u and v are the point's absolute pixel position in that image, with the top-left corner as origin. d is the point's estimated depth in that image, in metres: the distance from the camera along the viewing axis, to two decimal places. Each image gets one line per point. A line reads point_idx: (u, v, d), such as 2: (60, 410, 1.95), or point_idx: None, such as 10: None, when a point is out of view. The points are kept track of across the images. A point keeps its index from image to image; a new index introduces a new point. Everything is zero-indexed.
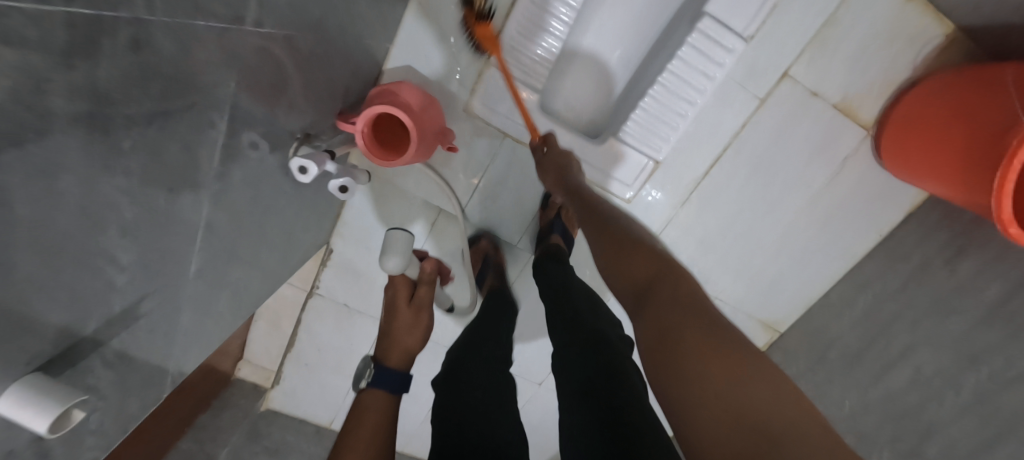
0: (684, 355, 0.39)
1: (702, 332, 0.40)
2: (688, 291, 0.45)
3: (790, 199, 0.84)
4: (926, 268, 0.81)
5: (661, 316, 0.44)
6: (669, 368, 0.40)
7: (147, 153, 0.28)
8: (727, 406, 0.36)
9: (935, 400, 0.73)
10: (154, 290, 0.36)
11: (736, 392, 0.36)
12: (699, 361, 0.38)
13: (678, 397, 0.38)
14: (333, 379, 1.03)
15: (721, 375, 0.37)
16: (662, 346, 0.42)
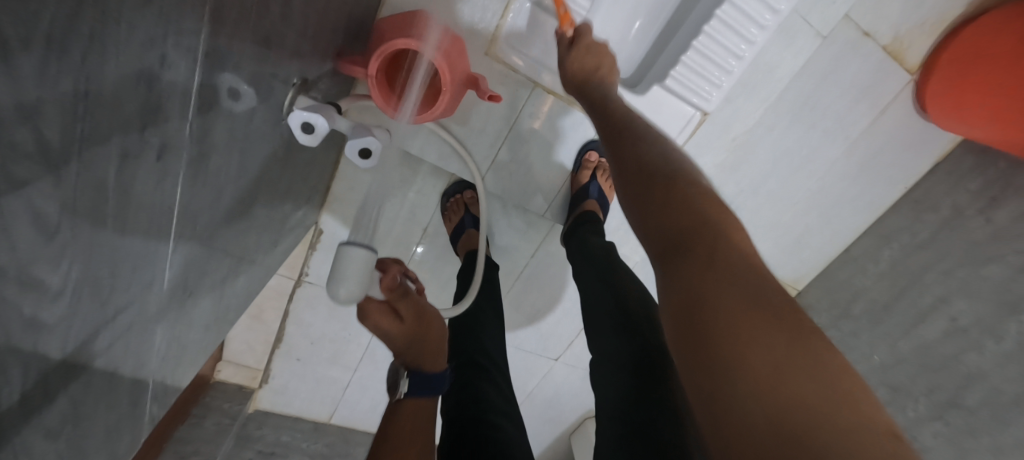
0: (727, 347, 0.29)
1: (750, 316, 0.29)
2: (734, 252, 0.33)
3: (828, 149, 0.78)
4: (958, 217, 0.78)
5: (697, 286, 0.32)
6: (705, 362, 0.29)
7: (75, 91, 0.15)
8: (784, 424, 0.25)
9: (973, 349, 0.71)
10: (114, 316, 0.23)
11: (798, 403, 0.26)
12: (749, 357, 0.28)
13: (716, 403, 0.28)
14: (329, 372, 0.92)
15: (763, 375, 0.27)
16: (695, 330, 0.31)
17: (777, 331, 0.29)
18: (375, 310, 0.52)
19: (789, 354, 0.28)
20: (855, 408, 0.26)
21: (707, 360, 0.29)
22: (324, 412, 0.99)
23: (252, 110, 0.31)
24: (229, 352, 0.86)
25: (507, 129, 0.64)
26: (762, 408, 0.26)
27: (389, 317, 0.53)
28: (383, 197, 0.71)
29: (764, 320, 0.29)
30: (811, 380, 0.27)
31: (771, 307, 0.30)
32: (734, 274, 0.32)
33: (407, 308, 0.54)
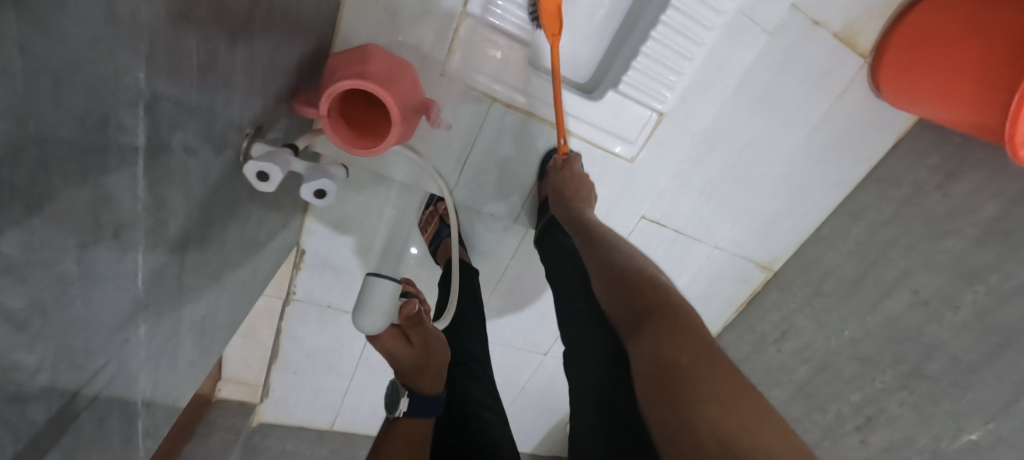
0: (683, 385, 0.38)
1: (697, 364, 0.39)
2: (689, 323, 0.43)
3: (790, 136, 0.81)
4: (919, 193, 0.81)
5: (663, 345, 0.41)
6: (667, 396, 0.38)
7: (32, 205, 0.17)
8: (723, 441, 0.34)
9: (934, 321, 0.74)
10: (98, 372, 0.26)
11: (732, 427, 0.34)
12: (700, 391, 0.37)
13: (672, 432, 0.36)
14: (326, 382, 0.96)
15: (711, 399, 0.36)
16: (659, 375, 0.40)
17: (716, 374, 0.38)
18: (388, 333, 0.64)
19: (729, 392, 0.37)
20: (763, 415, 0.36)
21: (670, 391, 0.38)
22: (326, 419, 1.03)
23: (208, 166, 0.33)
24: (228, 370, 0.90)
25: (471, 143, 0.65)
26: (711, 425, 0.35)
27: (401, 341, 0.64)
28: (358, 213, 0.74)
29: (709, 370, 0.38)
30: (739, 407, 0.36)
31: (715, 356, 0.40)
32: (688, 336, 0.42)
33: (416, 335, 0.64)
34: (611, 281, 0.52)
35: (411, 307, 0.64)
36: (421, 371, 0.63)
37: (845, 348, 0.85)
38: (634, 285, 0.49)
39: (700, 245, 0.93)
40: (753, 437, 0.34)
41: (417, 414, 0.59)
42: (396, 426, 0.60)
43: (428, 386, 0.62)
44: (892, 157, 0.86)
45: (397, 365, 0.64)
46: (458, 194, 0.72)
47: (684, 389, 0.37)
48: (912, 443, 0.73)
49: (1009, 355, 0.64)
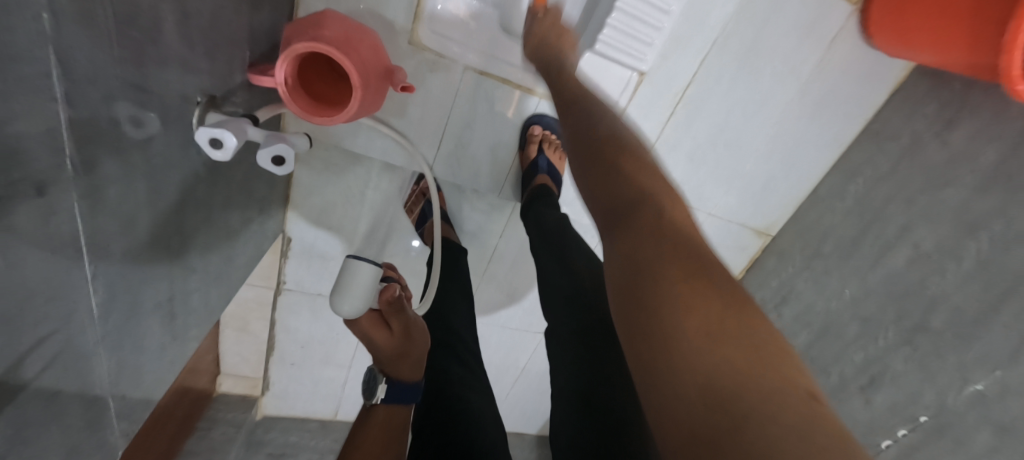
0: (658, 312, 0.31)
1: (678, 286, 0.32)
2: (676, 234, 0.35)
3: (779, 93, 0.78)
4: (916, 144, 0.78)
5: (642, 265, 0.34)
6: (639, 326, 0.32)
7: None
8: (697, 375, 0.28)
9: (936, 274, 0.71)
10: (37, 345, 0.25)
11: (710, 363, 0.28)
12: (675, 318, 0.31)
13: (644, 364, 0.31)
14: (325, 372, 0.96)
15: (697, 332, 0.30)
16: (634, 295, 0.34)
17: (700, 297, 0.31)
18: (368, 319, 0.62)
19: (713, 320, 0.30)
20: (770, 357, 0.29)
21: (644, 316, 0.32)
22: (328, 410, 1.03)
23: (151, 135, 0.32)
24: (225, 365, 0.90)
25: (447, 114, 0.64)
26: (682, 363, 0.29)
27: (381, 328, 0.62)
28: (340, 197, 0.73)
29: (690, 292, 0.32)
30: (721, 336, 0.29)
31: (702, 275, 0.33)
32: (669, 248, 0.34)
33: (396, 323, 0.62)
34: (583, 143, 0.44)
35: (393, 291, 0.63)
36: (399, 359, 0.61)
37: (846, 309, 0.83)
38: (620, 169, 0.40)
39: (693, 214, 0.91)
40: (733, 370, 0.28)
41: (394, 403, 0.60)
42: (373, 415, 0.61)
43: (407, 375, 0.61)
44: (888, 110, 0.83)
45: (376, 351, 0.62)
46: (438, 170, 0.71)
47: (659, 319, 0.31)
48: (919, 399, 0.70)
49: (1015, 304, 0.61)
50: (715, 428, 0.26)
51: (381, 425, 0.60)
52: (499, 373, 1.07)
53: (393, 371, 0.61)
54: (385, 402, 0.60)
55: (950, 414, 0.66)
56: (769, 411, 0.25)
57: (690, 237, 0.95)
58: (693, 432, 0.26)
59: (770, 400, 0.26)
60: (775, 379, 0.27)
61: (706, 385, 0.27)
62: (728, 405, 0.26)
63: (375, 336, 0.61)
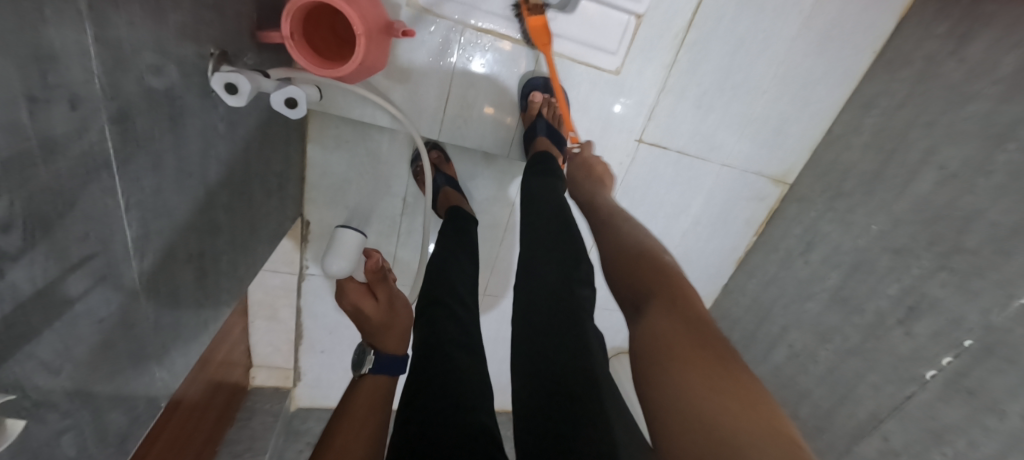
0: (665, 362, 0.35)
1: (689, 344, 0.36)
2: (689, 308, 0.40)
3: (783, 29, 0.77)
4: (931, 65, 0.76)
5: (658, 326, 0.38)
6: (651, 371, 0.36)
7: None
8: (700, 410, 0.32)
9: (965, 192, 0.69)
10: (78, 264, 0.26)
11: (713, 403, 0.32)
12: (679, 369, 0.34)
13: (650, 401, 0.34)
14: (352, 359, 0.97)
15: (704, 382, 0.33)
16: (651, 356, 0.37)
17: (704, 354, 0.35)
18: (356, 290, 0.69)
19: (715, 371, 0.34)
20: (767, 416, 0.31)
21: (656, 362, 0.36)
22: None
23: (173, 82, 0.34)
24: (257, 356, 0.92)
25: (450, 75, 0.70)
26: (684, 399, 0.32)
27: (368, 298, 0.68)
28: (355, 174, 0.75)
29: (695, 350, 0.36)
30: (721, 382, 0.33)
31: (709, 338, 0.37)
32: (681, 317, 0.39)
33: (380, 291, 0.68)
34: (616, 253, 0.50)
35: (376, 261, 0.70)
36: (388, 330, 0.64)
37: (875, 243, 0.81)
38: (647, 262, 0.46)
39: (706, 165, 0.90)
40: (730, 412, 0.31)
41: (382, 371, 0.59)
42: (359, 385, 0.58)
43: (393, 345, 0.62)
44: (899, 37, 0.82)
45: (362, 321, 0.66)
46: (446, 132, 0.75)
47: (668, 364, 0.35)
48: (962, 323, 0.67)
49: None
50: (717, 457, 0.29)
51: (369, 389, 0.57)
52: None
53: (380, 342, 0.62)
54: (373, 370, 0.58)
55: (998, 331, 0.62)
56: (762, 452, 0.29)
57: (707, 190, 0.94)
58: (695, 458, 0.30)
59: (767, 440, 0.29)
60: (762, 429, 0.30)
61: (714, 421, 0.31)
62: (728, 438, 0.30)
63: (361, 303, 0.67)
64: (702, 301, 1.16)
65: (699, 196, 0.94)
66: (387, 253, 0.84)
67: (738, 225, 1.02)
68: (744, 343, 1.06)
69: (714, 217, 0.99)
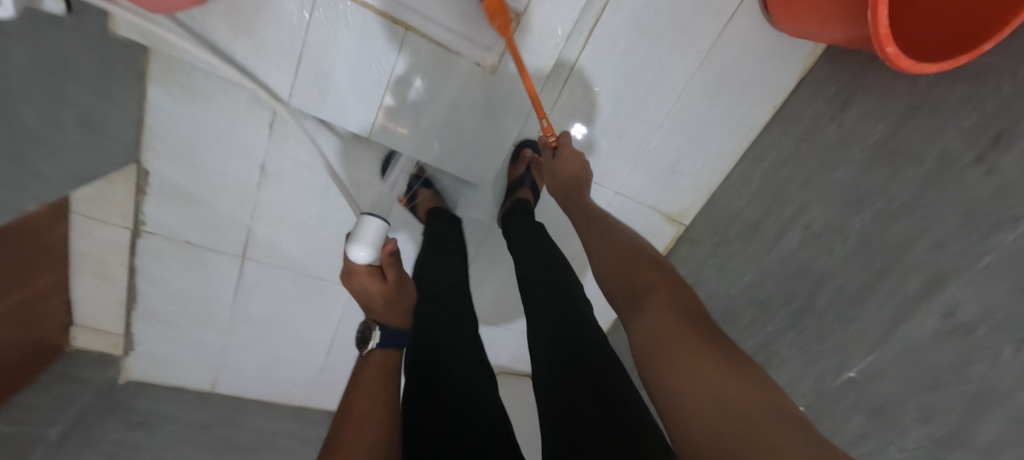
0: (677, 350, 0.40)
1: (683, 339, 0.41)
2: (695, 307, 0.45)
3: (678, 67, 0.76)
4: (816, 126, 0.77)
5: (660, 321, 0.43)
6: (657, 362, 0.41)
7: None
8: (708, 392, 0.36)
9: (823, 253, 0.69)
10: None
11: (723, 386, 0.36)
12: (687, 355, 0.39)
13: (660, 387, 0.39)
14: (199, 335, 0.90)
15: (713, 367, 0.38)
16: (657, 347, 0.42)
17: (705, 344, 0.40)
18: (366, 268, 0.62)
19: (728, 359, 0.38)
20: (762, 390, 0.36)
21: (662, 354, 0.41)
22: (206, 380, 0.96)
23: None
24: (81, 315, 0.81)
25: (299, 41, 0.63)
26: (699, 387, 0.36)
27: (376, 277, 0.63)
28: (208, 131, 0.70)
29: (704, 337, 0.41)
30: (733, 365, 0.38)
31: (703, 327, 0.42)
32: (679, 312, 0.44)
33: (392, 273, 0.64)
34: (618, 253, 0.56)
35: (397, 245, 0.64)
36: (394, 307, 0.62)
37: (745, 293, 0.81)
38: (638, 266, 0.52)
39: (598, 191, 0.87)
40: (742, 387, 0.35)
41: (392, 344, 0.57)
42: (371, 357, 0.56)
43: (396, 322, 0.60)
44: (795, 95, 0.83)
45: (369, 304, 0.63)
46: (297, 99, 0.69)
47: (677, 351, 0.40)
48: (799, 387, 0.67)
49: (892, 278, 0.60)
50: (734, 422, 0.33)
51: (376, 364, 0.55)
52: None
53: (388, 318, 0.60)
54: (382, 344, 0.56)
55: (829, 399, 0.63)
56: (768, 422, 0.32)
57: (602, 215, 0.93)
58: (723, 415, 0.34)
59: (755, 409, 0.34)
60: (771, 403, 0.34)
61: (714, 401, 0.35)
62: (718, 417, 0.34)
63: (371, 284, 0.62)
64: None
65: None
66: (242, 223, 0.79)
67: None
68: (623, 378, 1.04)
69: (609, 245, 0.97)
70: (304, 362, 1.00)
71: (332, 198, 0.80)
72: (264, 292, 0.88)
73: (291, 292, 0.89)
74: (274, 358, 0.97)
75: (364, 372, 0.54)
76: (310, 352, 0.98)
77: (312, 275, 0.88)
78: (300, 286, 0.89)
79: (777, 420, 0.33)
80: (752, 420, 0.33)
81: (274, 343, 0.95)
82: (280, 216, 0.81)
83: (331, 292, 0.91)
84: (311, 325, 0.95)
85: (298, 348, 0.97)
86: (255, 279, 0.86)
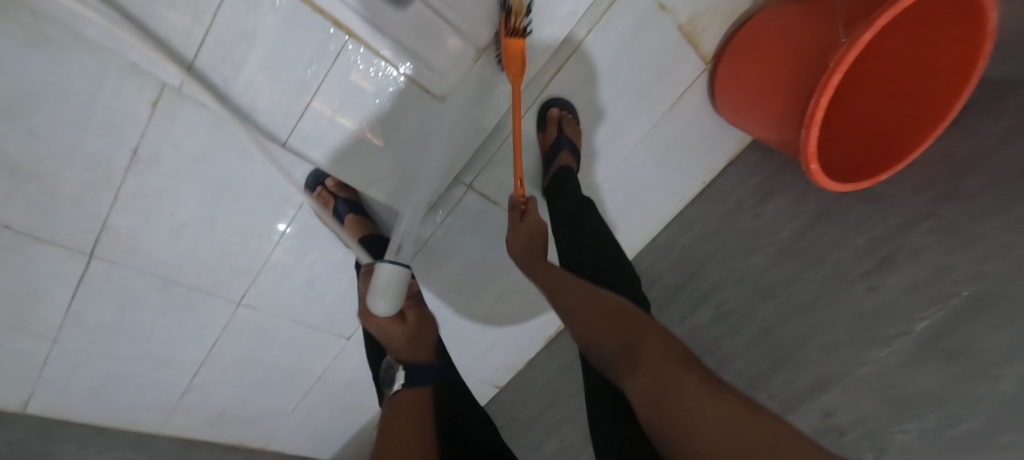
0: (681, 389, 0.40)
1: (690, 379, 0.40)
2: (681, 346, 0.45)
3: (628, 129, 0.77)
4: (737, 210, 0.83)
5: (656, 371, 0.43)
6: (667, 415, 0.40)
7: None
8: (730, 434, 0.35)
9: (730, 335, 0.74)
10: None
11: (749, 431, 0.35)
12: (692, 394, 0.39)
13: (678, 433, 0.38)
14: (8, 342, 0.67)
15: (727, 415, 0.36)
16: (661, 410, 0.40)
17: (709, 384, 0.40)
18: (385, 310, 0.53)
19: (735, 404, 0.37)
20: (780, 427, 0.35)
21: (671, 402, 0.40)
22: (14, 398, 0.72)
23: None
24: None
25: (208, 17, 0.49)
26: (720, 434, 0.35)
27: (397, 319, 0.54)
28: (63, 91, 0.54)
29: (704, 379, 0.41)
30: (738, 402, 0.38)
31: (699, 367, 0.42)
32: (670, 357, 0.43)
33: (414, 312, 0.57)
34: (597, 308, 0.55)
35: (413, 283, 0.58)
36: (419, 345, 0.55)
37: None
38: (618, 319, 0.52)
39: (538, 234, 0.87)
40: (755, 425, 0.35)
41: (420, 384, 0.52)
42: (396, 398, 0.51)
43: (419, 357, 0.55)
44: (723, 176, 0.88)
45: (387, 344, 0.55)
46: (191, 86, 0.54)
47: (680, 393, 0.40)
48: None
49: (786, 371, 0.65)
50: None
51: (406, 405, 0.50)
52: (285, 379, 0.92)
53: (412, 355, 0.54)
54: (409, 384, 0.51)
55: None
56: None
57: None
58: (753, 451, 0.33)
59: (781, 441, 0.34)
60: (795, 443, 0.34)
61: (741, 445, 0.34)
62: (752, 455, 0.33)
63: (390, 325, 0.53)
64: (505, 370, 1.07)
65: None
66: (95, 213, 0.63)
67: (554, 302, 1.00)
68: (524, 423, 1.02)
69: (532, 288, 0.95)
70: (159, 384, 0.82)
71: (226, 199, 0.68)
72: (111, 298, 0.71)
73: (157, 302, 0.74)
74: (115, 376, 0.78)
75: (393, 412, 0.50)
76: (170, 372, 0.82)
77: (188, 285, 0.74)
78: (165, 296, 0.74)
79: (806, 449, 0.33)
80: (780, 457, 0.33)
81: (118, 359, 0.76)
82: (151, 211, 0.66)
83: (208, 307, 0.77)
84: (173, 342, 0.79)
85: (152, 366, 0.80)
86: (107, 283, 0.69)
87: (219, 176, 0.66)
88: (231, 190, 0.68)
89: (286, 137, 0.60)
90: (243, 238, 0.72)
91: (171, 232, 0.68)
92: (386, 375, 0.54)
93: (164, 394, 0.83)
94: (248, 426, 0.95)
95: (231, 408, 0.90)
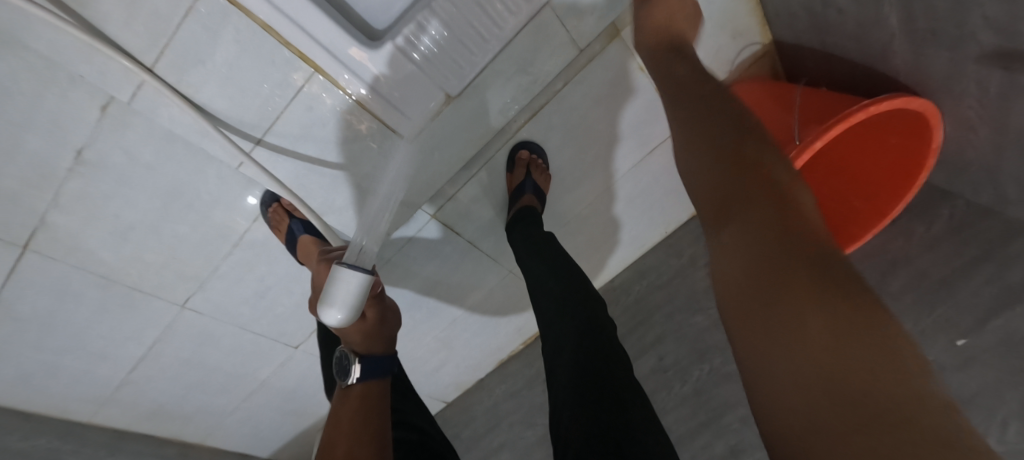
0: (775, 286, 0.25)
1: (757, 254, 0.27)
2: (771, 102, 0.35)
3: (596, 176, 0.78)
4: (691, 267, 0.87)
5: (758, 308, 0.26)
6: (747, 322, 0.27)
7: None
8: (808, 399, 0.22)
9: (664, 390, 0.81)
10: None
11: (829, 400, 0.22)
12: (788, 294, 0.25)
13: (755, 369, 0.26)
14: None
15: (831, 382, 0.22)
16: (751, 293, 0.27)
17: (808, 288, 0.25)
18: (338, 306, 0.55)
19: (853, 353, 0.22)
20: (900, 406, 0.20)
21: (760, 326, 0.26)
22: None
23: None
24: None
25: (165, 37, 0.48)
26: (811, 407, 0.22)
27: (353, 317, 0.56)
28: (4, 86, 0.51)
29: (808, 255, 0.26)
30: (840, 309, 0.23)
31: (789, 228, 0.27)
32: (776, 212, 0.28)
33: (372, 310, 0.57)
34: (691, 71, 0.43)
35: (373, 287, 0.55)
36: (377, 337, 0.57)
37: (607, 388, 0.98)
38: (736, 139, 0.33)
39: (494, 266, 0.88)
40: (859, 348, 0.22)
41: (373, 377, 0.55)
42: (350, 391, 0.54)
43: (381, 349, 0.57)
44: (683, 229, 0.91)
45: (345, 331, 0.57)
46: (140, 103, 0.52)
47: (766, 297, 0.26)
48: None
49: (707, 434, 0.75)
50: (837, 409, 0.21)
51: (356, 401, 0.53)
52: (228, 382, 0.91)
53: (368, 348, 0.56)
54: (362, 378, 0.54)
55: None
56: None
57: (488, 287, 0.91)
58: (813, 385, 0.22)
59: (881, 381, 0.21)
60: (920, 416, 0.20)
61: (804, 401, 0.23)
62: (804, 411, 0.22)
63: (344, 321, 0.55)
64: (454, 388, 1.09)
65: (479, 292, 0.91)
66: (34, 209, 0.61)
67: (509, 330, 1.02)
68: (468, 443, 1.06)
69: (487, 315, 0.96)
70: (93, 378, 0.80)
71: (177, 207, 0.67)
72: (46, 292, 0.68)
73: (97, 301, 0.72)
74: (44, 368, 0.75)
75: (345, 399, 0.54)
76: (107, 368, 0.80)
77: (133, 287, 0.72)
78: (105, 294, 0.72)
79: (912, 398, 0.20)
80: (853, 386, 0.21)
81: (50, 351, 0.74)
82: (93, 211, 0.63)
83: (150, 308, 0.76)
84: (111, 339, 0.77)
85: (86, 361, 0.77)
86: (42, 278, 0.67)
87: (169, 185, 0.64)
88: (181, 199, 0.66)
89: (256, 142, 0.57)
90: (193, 245, 0.71)
91: (116, 232, 0.66)
92: (341, 363, 0.56)
93: (98, 388, 0.81)
94: (185, 422, 0.94)
95: (169, 404, 0.89)
